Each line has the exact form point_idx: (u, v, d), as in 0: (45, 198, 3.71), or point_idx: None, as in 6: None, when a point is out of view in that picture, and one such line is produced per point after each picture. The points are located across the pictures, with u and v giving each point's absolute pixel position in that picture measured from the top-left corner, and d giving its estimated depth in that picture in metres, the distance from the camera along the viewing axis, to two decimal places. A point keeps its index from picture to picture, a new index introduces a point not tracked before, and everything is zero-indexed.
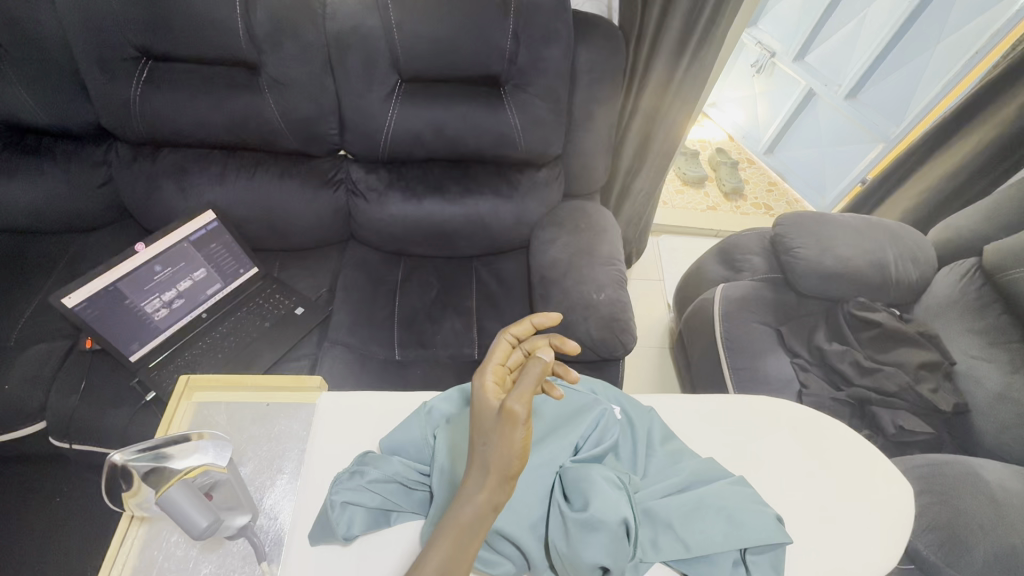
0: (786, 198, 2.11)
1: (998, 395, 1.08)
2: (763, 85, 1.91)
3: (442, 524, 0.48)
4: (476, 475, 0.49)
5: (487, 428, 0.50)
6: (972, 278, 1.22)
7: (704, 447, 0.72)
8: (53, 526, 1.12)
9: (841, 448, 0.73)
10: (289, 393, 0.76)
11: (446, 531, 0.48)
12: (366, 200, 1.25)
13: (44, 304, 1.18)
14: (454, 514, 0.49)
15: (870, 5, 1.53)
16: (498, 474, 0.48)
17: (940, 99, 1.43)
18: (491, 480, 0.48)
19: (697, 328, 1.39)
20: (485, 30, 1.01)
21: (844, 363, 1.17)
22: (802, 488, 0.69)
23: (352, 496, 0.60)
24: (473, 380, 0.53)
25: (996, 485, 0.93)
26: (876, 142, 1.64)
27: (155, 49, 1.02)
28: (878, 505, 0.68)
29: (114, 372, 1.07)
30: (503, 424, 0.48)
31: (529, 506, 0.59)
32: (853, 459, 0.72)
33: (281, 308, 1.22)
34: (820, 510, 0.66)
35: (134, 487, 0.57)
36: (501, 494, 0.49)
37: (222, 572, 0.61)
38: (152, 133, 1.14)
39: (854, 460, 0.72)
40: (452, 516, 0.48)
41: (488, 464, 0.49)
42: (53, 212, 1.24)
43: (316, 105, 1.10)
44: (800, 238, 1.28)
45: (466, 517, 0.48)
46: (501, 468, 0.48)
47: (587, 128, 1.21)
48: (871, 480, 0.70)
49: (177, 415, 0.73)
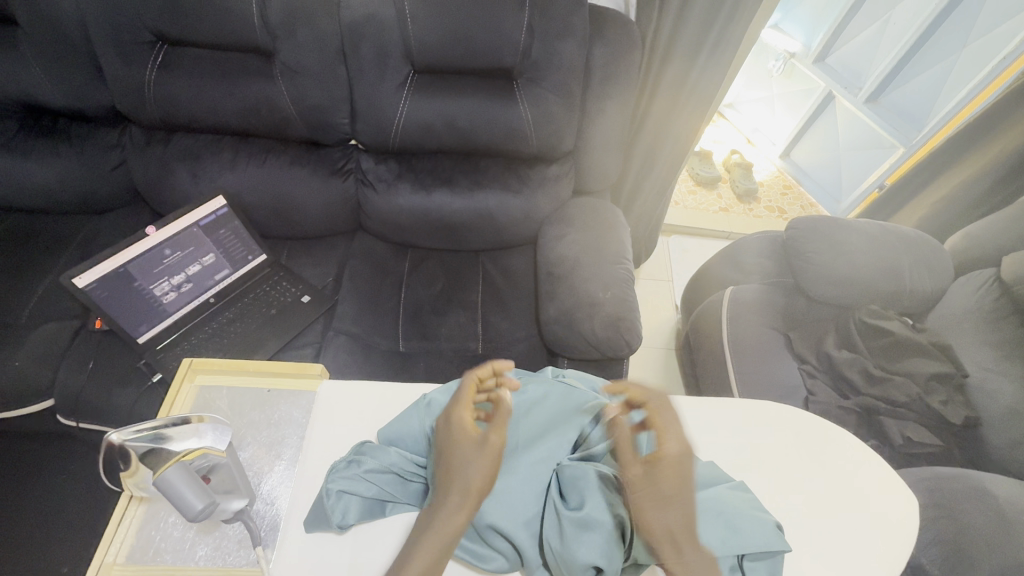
0: (800, 201, 2.07)
1: (1010, 410, 1.05)
2: (783, 85, 1.88)
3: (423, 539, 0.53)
4: (455, 497, 0.54)
5: (468, 455, 0.55)
6: (989, 289, 1.19)
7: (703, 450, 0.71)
8: (58, 501, 1.14)
9: (844, 457, 0.72)
10: (291, 379, 0.76)
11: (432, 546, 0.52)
12: (375, 190, 1.25)
13: (56, 283, 1.19)
14: (434, 533, 0.53)
15: (894, 7, 1.49)
16: (477, 494, 0.54)
17: (962, 106, 1.38)
18: (472, 499, 0.53)
19: (704, 330, 1.37)
20: (499, 22, 1.00)
21: (853, 371, 1.15)
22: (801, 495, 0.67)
23: (348, 484, 0.61)
24: (450, 415, 0.58)
25: (1005, 500, 0.91)
26: (896, 147, 1.59)
27: (170, 33, 1.03)
28: (880, 517, 0.66)
29: (121, 353, 1.08)
30: (487, 450, 0.55)
31: (523, 502, 0.59)
32: (856, 471, 0.70)
33: (288, 295, 1.23)
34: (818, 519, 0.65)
35: (131, 467, 0.58)
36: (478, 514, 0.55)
37: (218, 555, 0.61)
38: (165, 117, 1.15)
39: (858, 471, 0.70)
40: (433, 532, 0.53)
41: (469, 486, 0.53)
42: (68, 192, 1.25)
43: (328, 93, 1.10)
44: (815, 244, 1.26)
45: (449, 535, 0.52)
46: (480, 489, 0.54)
47: (600, 125, 1.19)
48: (874, 492, 0.69)
49: (179, 397, 0.73)
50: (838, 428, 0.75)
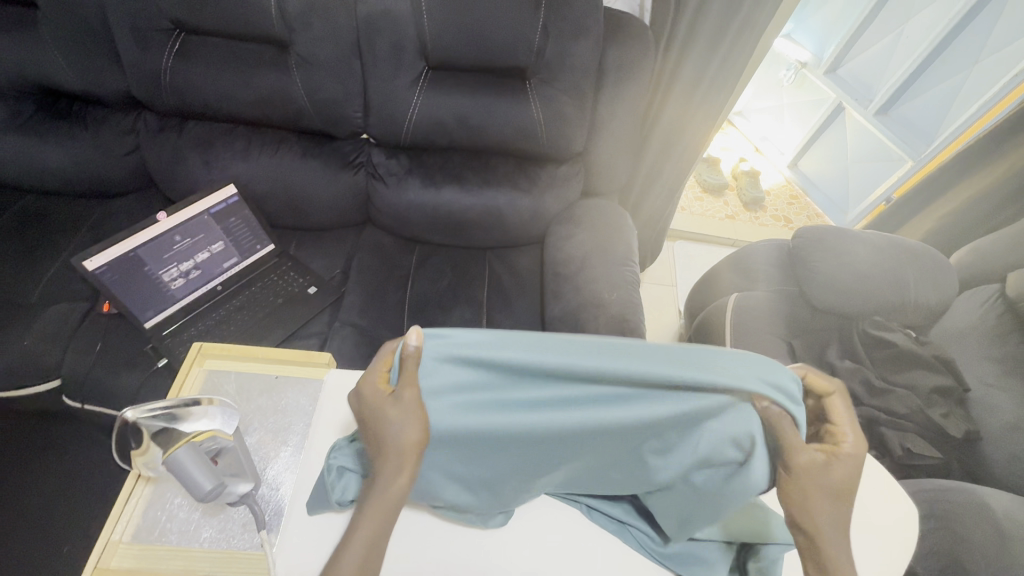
0: (807, 211, 2.07)
1: (1011, 425, 1.05)
2: (791, 95, 1.91)
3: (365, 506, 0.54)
4: (390, 462, 0.53)
5: (395, 417, 0.54)
6: (994, 304, 1.19)
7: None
8: (60, 481, 1.15)
9: (848, 477, 0.71)
10: (298, 367, 0.77)
11: (374, 517, 0.53)
12: (385, 184, 1.26)
13: (66, 265, 1.20)
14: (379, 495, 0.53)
15: (906, 21, 1.50)
16: (410, 451, 0.53)
17: (973, 121, 1.38)
18: (407, 458, 0.53)
19: (708, 335, 1.38)
20: (515, 21, 1.01)
21: (855, 382, 1.15)
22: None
23: (348, 461, 0.61)
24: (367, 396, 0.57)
25: (1004, 515, 0.91)
26: (905, 160, 1.59)
27: (188, 21, 1.04)
28: (872, 538, 0.65)
29: (128, 336, 1.09)
30: (411, 408, 0.54)
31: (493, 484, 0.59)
32: (858, 493, 0.69)
33: (295, 286, 1.24)
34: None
35: (143, 445, 0.58)
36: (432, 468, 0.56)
37: (222, 538, 0.61)
38: (180, 105, 1.16)
39: (859, 493, 0.69)
40: (371, 499, 0.53)
41: (400, 446, 0.53)
42: (81, 176, 1.26)
43: (342, 87, 1.11)
44: (820, 253, 1.27)
45: (388, 501, 0.53)
46: (411, 445, 0.53)
47: (610, 127, 1.19)
48: (872, 514, 0.67)
49: (188, 380, 0.74)
50: (851, 448, 0.74)
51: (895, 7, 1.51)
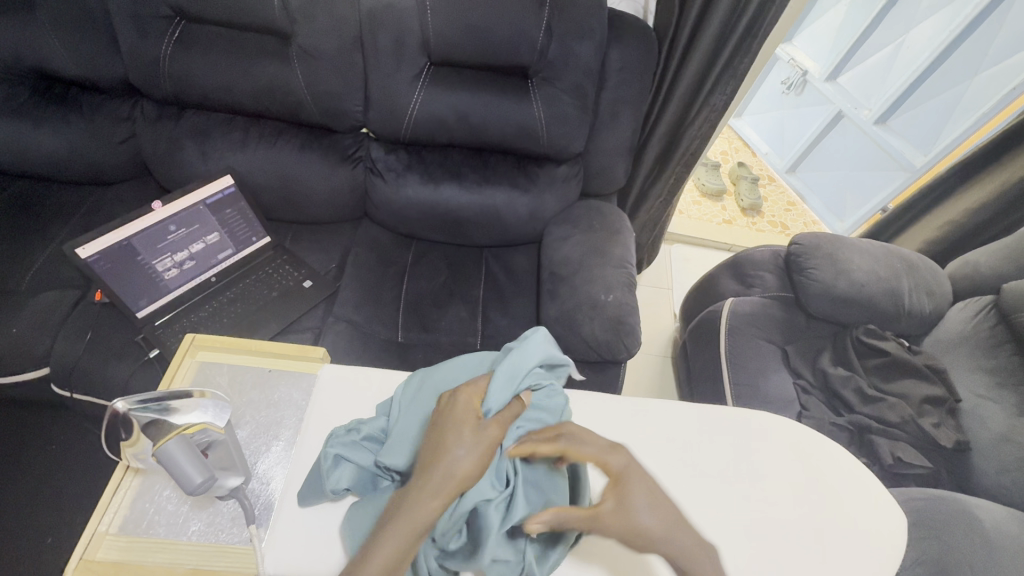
0: (804, 218, 2.07)
1: (1002, 436, 1.06)
2: (791, 103, 1.92)
3: (438, 481, 0.51)
4: (435, 480, 0.51)
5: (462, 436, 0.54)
6: (986, 315, 1.20)
7: (744, 413, 0.76)
8: (46, 470, 1.14)
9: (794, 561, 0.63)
10: (292, 361, 0.77)
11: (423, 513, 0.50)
12: (384, 180, 1.25)
13: (57, 252, 1.19)
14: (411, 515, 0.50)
15: (908, 31, 1.50)
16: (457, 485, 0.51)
17: (970, 134, 1.40)
18: (449, 488, 0.51)
19: (702, 338, 1.38)
20: (520, 19, 1.00)
21: (847, 389, 1.16)
22: (767, 505, 0.67)
23: (346, 450, 0.61)
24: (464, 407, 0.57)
25: (993, 528, 0.92)
26: (901, 171, 1.60)
27: (189, 10, 1.03)
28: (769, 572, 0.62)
29: (120, 326, 1.08)
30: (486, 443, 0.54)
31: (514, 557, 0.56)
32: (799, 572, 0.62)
33: (290, 280, 1.23)
34: (760, 525, 0.65)
35: (133, 436, 0.58)
36: (464, 464, 0.52)
37: (211, 531, 0.61)
38: (178, 93, 1.15)
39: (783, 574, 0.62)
40: (409, 514, 0.50)
41: (451, 473, 0.52)
42: (75, 162, 1.25)
43: (343, 81, 1.10)
44: (818, 260, 1.26)
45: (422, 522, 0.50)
46: (462, 480, 0.52)
47: (611, 129, 1.20)
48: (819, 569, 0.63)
49: (179, 371, 0.74)
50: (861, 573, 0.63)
51: (898, 17, 1.51)
